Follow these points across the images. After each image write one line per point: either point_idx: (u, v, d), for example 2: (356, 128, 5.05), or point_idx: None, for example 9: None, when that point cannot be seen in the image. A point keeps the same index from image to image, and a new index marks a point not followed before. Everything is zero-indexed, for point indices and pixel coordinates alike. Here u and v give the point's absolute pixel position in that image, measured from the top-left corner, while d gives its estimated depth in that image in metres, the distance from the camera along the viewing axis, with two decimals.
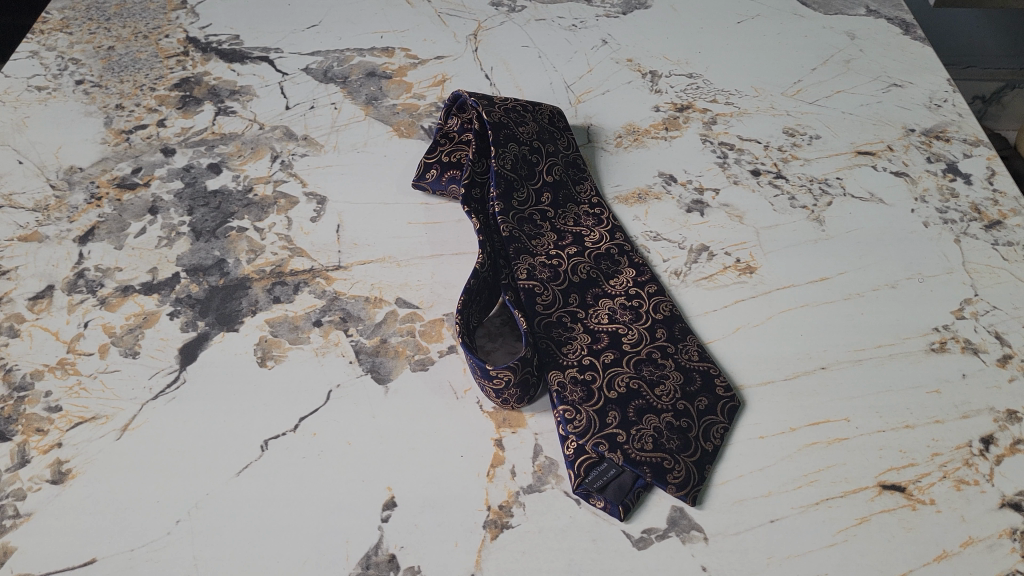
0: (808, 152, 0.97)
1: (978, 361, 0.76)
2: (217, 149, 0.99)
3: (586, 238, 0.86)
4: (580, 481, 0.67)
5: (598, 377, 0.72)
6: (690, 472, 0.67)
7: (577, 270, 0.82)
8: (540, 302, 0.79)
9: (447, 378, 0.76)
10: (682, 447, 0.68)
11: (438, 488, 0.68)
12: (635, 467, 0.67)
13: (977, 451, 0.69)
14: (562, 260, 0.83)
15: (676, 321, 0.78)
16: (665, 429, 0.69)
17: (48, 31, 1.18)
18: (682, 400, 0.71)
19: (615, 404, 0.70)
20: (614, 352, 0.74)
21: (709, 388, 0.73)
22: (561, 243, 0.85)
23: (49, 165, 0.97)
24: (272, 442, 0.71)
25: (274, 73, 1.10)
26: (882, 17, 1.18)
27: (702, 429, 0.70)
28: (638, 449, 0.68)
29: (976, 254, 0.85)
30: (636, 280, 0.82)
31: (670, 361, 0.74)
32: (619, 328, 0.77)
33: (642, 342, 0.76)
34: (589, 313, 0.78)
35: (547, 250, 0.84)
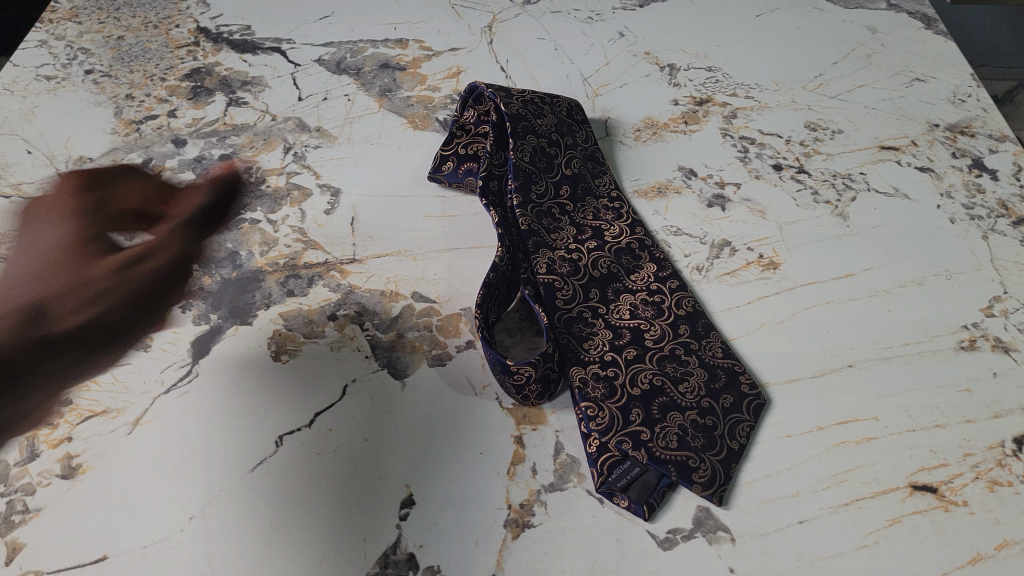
0: (830, 147, 0.95)
1: (1008, 360, 0.74)
2: (228, 140, 0.98)
3: (605, 234, 0.84)
4: (603, 479, 0.65)
5: (620, 374, 0.70)
6: (715, 471, 0.65)
7: (598, 265, 0.80)
8: (560, 296, 0.76)
9: (465, 374, 0.74)
10: (707, 446, 0.66)
11: (456, 487, 0.66)
12: (659, 466, 0.64)
13: (1010, 451, 0.68)
14: (582, 254, 0.81)
15: (698, 317, 0.77)
16: (689, 427, 0.67)
17: (57, 20, 1.16)
18: (706, 398, 0.69)
19: (638, 401, 0.68)
20: (636, 349, 0.72)
21: (733, 386, 0.71)
22: (581, 238, 0.83)
23: (58, 155, 0.96)
24: (286, 439, 0.69)
25: (286, 64, 1.09)
26: (903, 11, 1.16)
27: (728, 427, 0.68)
28: (661, 448, 0.65)
29: (1005, 251, 0.83)
30: (657, 275, 0.80)
31: (693, 358, 0.72)
32: (642, 323, 0.75)
33: (665, 338, 0.74)
34: (610, 308, 0.76)
35: (568, 243, 0.82)
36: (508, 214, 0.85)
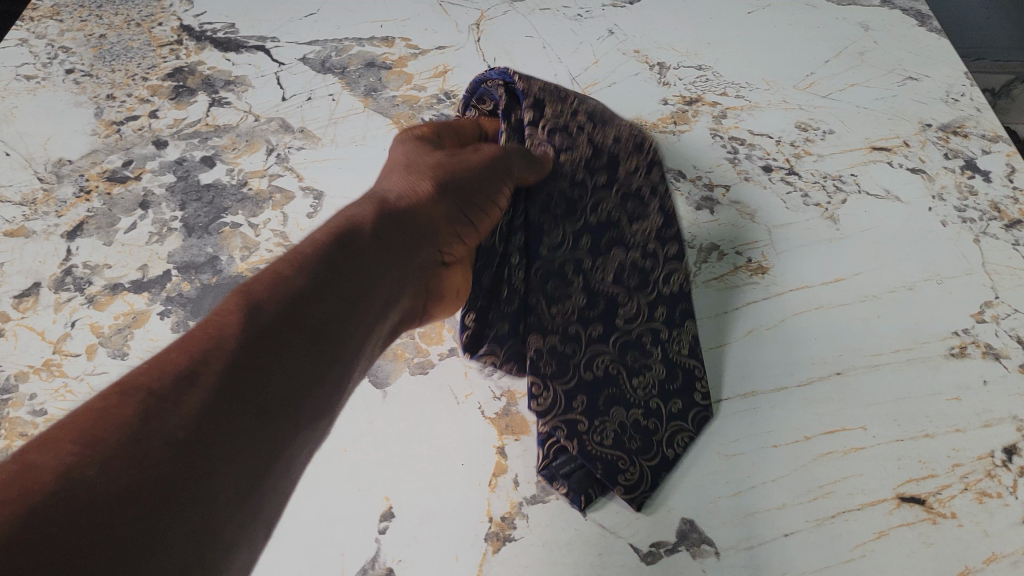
0: (820, 147, 0.94)
1: (999, 367, 0.72)
2: (210, 141, 0.97)
3: (620, 163, 0.73)
4: (546, 463, 0.66)
5: (578, 354, 0.68)
6: (643, 476, 0.65)
7: (599, 209, 0.70)
8: (547, 242, 0.67)
9: (447, 382, 0.73)
10: (643, 449, 0.66)
11: (437, 500, 0.65)
12: (589, 462, 0.65)
13: (1000, 462, 0.66)
14: (584, 192, 0.69)
15: (681, 300, 0.74)
16: (630, 428, 0.67)
17: (38, 19, 1.15)
18: (656, 398, 0.69)
19: (585, 387, 0.67)
20: (603, 326, 0.70)
21: (687, 390, 0.71)
22: (592, 164, 0.71)
23: (37, 157, 0.95)
24: None
25: (270, 63, 1.07)
26: (896, 8, 1.14)
27: (669, 434, 0.68)
28: (595, 443, 0.65)
29: (997, 255, 0.81)
30: (659, 232, 0.74)
31: (658, 350, 0.71)
32: (621, 294, 0.71)
33: (637, 319, 0.71)
34: (597, 263, 0.70)
35: (575, 169, 0.69)
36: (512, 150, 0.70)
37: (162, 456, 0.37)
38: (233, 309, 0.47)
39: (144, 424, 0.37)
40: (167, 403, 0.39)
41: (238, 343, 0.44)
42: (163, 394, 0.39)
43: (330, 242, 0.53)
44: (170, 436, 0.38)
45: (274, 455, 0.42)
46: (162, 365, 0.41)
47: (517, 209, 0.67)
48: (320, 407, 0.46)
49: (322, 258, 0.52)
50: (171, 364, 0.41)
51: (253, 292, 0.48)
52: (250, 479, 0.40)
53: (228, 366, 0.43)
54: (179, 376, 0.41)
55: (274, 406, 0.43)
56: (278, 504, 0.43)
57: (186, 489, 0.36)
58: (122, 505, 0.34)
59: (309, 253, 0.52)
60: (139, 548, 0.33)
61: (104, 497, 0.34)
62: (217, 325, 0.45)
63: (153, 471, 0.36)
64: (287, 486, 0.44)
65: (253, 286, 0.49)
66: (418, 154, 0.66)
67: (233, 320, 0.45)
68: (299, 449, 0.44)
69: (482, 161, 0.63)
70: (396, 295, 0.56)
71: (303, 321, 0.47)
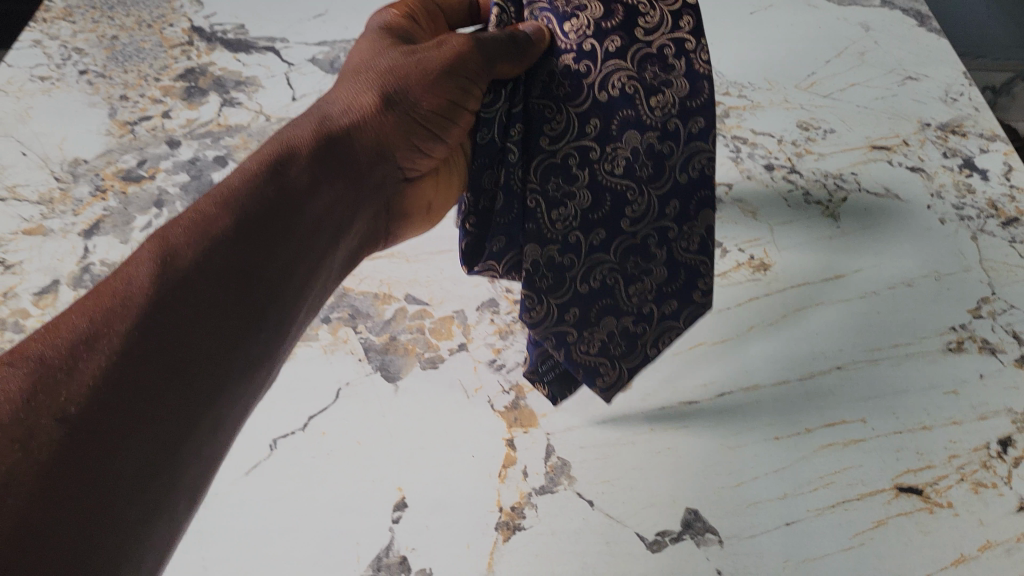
0: (821, 146, 0.96)
1: (995, 361, 0.74)
2: (222, 141, 0.99)
3: (641, 17, 0.59)
4: (533, 367, 0.68)
5: (575, 265, 0.64)
6: (621, 377, 0.69)
7: (608, 84, 0.59)
8: (547, 133, 0.61)
9: (457, 376, 0.75)
10: (626, 352, 0.69)
11: (449, 490, 0.67)
12: (572, 366, 0.67)
13: (995, 453, 0.68)
14: (591, 67, 0.59)
15: (700, 187, 0.63)
16: (618, 335, 0.68)
17: (51, 20, 1.17)
18: (651, 302, 0.67)
19: (580, 301, 0.65)
20: (606, 230, 0.63)
21: (687, 289, 0.67)
22: (603, 25, 0.59)
23: (53, 157, 0.96)
24: (281, 442, 0.70)
25: (279, 64, 1.09)
26: (897, 8, 1.15)
27: (656, 335, 0.69)
28: (582, 351, 0.67)
29: (994, 252, 0.83)
30: (684, 101, 0.60)
31: (663, 251, 0.65)
32: (630, 189, 0.62)
33: (645, 218, 0.64)
34: (605, 153, 0.61)
35: (583, 38, 0.59)
36: (513, 20, 0.63)
37: (49, 443, 0.35)
38: (145, 258, 0.44)
39: (31, 400, 0.36)
40: (57, 372, 0.37)
41: (145, 295, 0.41)
42: (55, 363, 0.38)
43: (257, 180, 0.50)
44: (59, 416, 0.36)
45: (188, 422, 0.40)
46: (59, 330, 0.40)
47: (513, 101, 0.60)
48: (248, 358, 0.44)
49: (251, 204, 0.48)
50: (68, 328, 0.39)
51: (171, 233, 0.45)
52: (158, 450, 0.38)
53: (132, 324, 0.40)
54: (76, 342, 0.39)
55: (188, 362, 0.41)
56: (205, 464, 0.42)
57: (78, 472, 0.35)
58: (0, 504, 0.33)
59: (239, 194, 0.49)
60: (23, 545, 0.32)
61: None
62: (128, 273, 0.43)
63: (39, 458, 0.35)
64: (217, 443, 0.43)
65: (171, 228, 0.46)
66: (372, 59, 0.64)
67: (146, 268, 0.43)
68: (225, 401, 0.43)
69: (448, 59, 0.60)
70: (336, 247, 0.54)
71: (225, 264, 0.45)
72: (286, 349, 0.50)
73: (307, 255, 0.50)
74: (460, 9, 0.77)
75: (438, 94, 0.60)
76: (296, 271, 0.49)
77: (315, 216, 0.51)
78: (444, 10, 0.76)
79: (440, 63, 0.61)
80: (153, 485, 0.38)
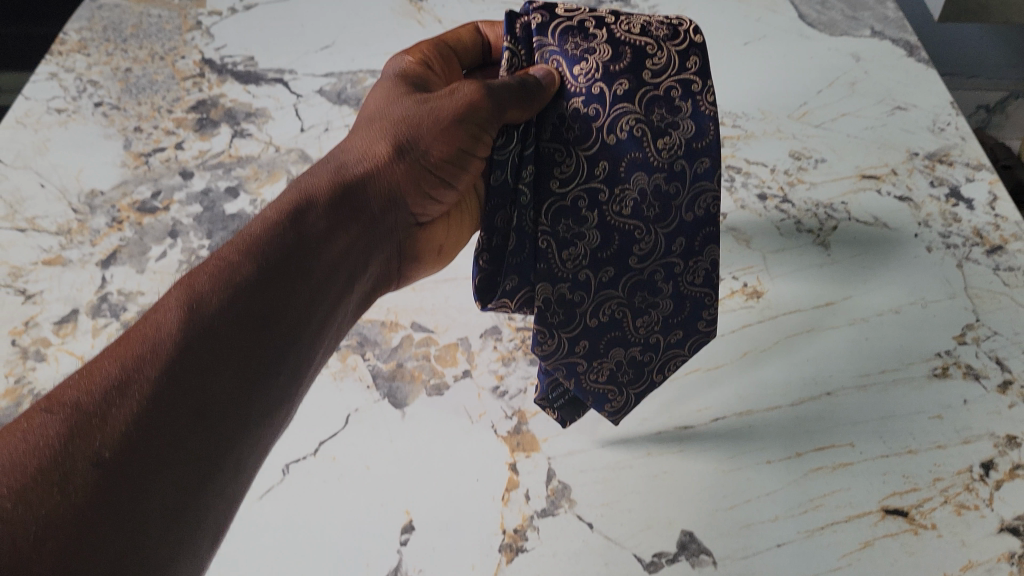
0: (813, 176, 0.99)
1: (979, 387, 0.77)
2: (233, 172, 1.02)
3: (648, 62, 0.64)
4: (544, 395, 0.73)
5: (585, 301, 0.67)
6: (628, 403, 0.73)
7: (617, 127, 0.63)
8: (557, 176, 0.64)
9: (461, 403, 0.78)
10: (633, 380, 0.72)
11: (455, 514, 0.70)
12: (582, 395, 0.71)
13: (978, 476, 0.71)
14: (600, 110, 0.64)
15: (706, 224, 0.66)
16: (625, 364, 0.71)
17: (66, 53, 1.20)
18: (657, 333, 0.70)
19: (589, 334, 0.69)
20: (614, 268, 0.66)
21: (692, 319, 0.70)
22: (611, 68, 0.64)
23: (70, 189, 1.00)
24: (293, 466, 0.73)
25: (288, 95, 1.13)
26: (886, 39, 1.19)
27: (662, 362, 0.72)
28: (591, 380, 0.71)
29: (978, 279, 0.86)
30: (690, 142, 0.64)
31: (669, 286, 0.68)
32: (637, 228, 0.65)
33: (652, 256, 0.66)
34: (614, 194, 0.64)
35: (592, 81, 0.64)
36: (523, 65, 0.66)
37: (86, 484, 0.38)
38: (171, 305, 0.47)
39: (68, 443, 0.39)
40: (91, 417, 0.40)
41: (173, 343, 0.45)
42: (89, 408, 0.41)
43: (277, 228, 0.54)
44: (94, 459, 0.39)
45: (212, 462, 0.43)
46: (92, 376, 0.43)
47: (525, 143, 0.64)
48: (268, 400, 0.48)
49: (269, 252, 0.52)
50: (101, 374, 0.42)
51: (196, 281, 0.49)
52: (185, 491, 0.41)
53: (161, 370, 0.43)
54: (108, 387, 0.42)
55: (212, 407, 0.44)
56: (227, 503, 0.45)
57: (113, 512, 0.38)
58: (42, 544, 0.35)
59: (258, 242, 0.52)
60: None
61: (24, 537, 0.35)
62: (155, 322, 0.46)
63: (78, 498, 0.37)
64: (237, 482, 0.46)
65: (197, 275, 0.49)
66: (385, 104, 0.68)
67: (172, 317, 0.46)
68: (246, 443, 0.46)
69: (458, 105, 0.64)
70: (348, 287, 0.57)
71: (247, 310, 0.48)
72: (302, 390, 0.53)
73: (322, 298, 0.53)
74: (471, 50, 0.81)
75: (448, 142, 0.65)
76: (313, 314, 0.52)
77: (329, 261, 0.55)
78: (455, 49, 0.80)
79: (451, 111, 0.65)
80: (182, 521, 0.41)
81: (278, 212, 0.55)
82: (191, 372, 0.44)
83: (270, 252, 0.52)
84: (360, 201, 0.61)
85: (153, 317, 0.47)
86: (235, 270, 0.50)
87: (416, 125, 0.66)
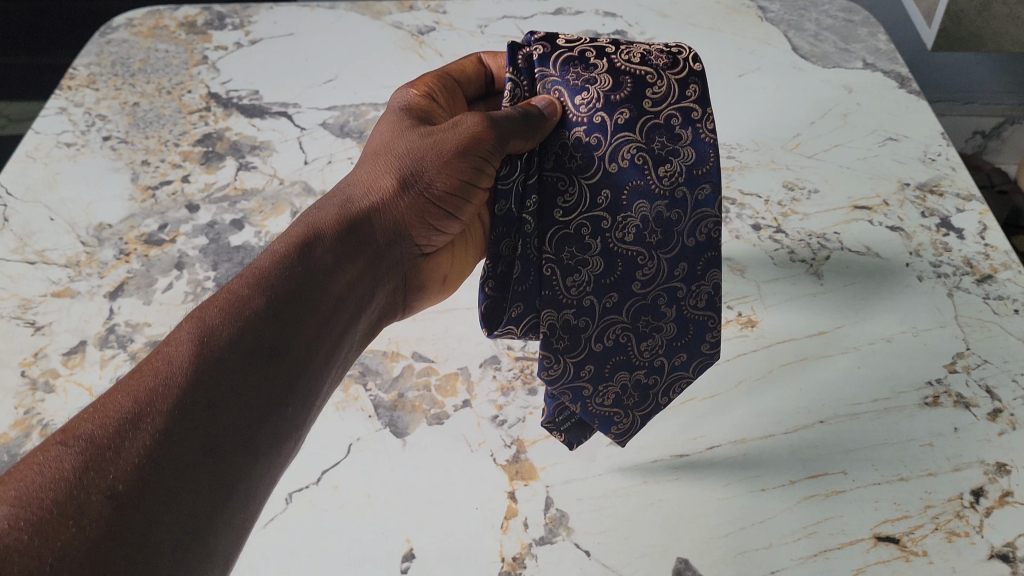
0: (806, 206, 1.01)
1: (969, 415, 0.78)
2: (238, 205, 1.04)
3: (648, 91, 0.66)
4: (550, 419, 0.73)
5: (590, 326, 0.69)
6: (634, 424, 0.74)
7: (618, 156, 0.66)
8: (561, 205, 0.67)
9: (461, 431, 0.80)
10: (638, 403, 0.73)
11: (455, 542, 0.71)
12: (588, 418, 0.72)
13: (968, 503, 0.72)
14: (602, 139, 0.66)
15: (707, 250, 0.68)
16: (631, 386, 0.72)
17: (76, 88, 1.23)
18: (661, 356, 0.72)
19: (594, 359, 0.70)
20: (618, 293, 0.68)
21: (695, 342, 0.72)
22: (612, 98, 0.66)
23: (79, 222, 1.02)
24: (296, 495, 0.75)
25: (292, 128, 1.15)
26: (877, 71, 1.22)
27: (666, 385, 0.73)
28: (597, 404, 0.72)
29: (969, 308, 0.88)
30: (690, 169, 0.67)
31: (673, 310, 0.70)
32: (640, 254, 0.68)
33: (655, 280, 0.69)
34: (616, 221, 0.67)
35: (593, 111, 0.66)
36: (525, 95, 0.69)
37: (101, 515, 0.40)
38: (182, 339, 0.49)
39: (83, 476, 0.41)
40: (106, 451, 0.42)
41: (184, 377, 0.47)
42: (103, 442, 0.43)
43: (286, 261, 0.56)
44: (108, 491, 0.41)
45: (221, 493, 0.45)
46: (106, 410, 0.44)
47: (529, 172, 0.67)
48: (276, 431, 0.49)
49: (277, 285, 0.54)
50: (115, 408, 0.44)
51: (207, 315, 0.51)
52: (196, 521, 0.43)
53: (172, 403, 0.45)
54: (122, 421, 0.44)
55: (222, 439, 0.46)
56: (237, 533, 0.46)
57: (127, 544, 0.39)
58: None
59: (267, 275, 0.54)
60: None
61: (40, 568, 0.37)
62: (168, 356, 0.48)
63: (93, 531, 0.39)
64: (247, 513, 0.47)
65: (208, 309, 0.51)
66: (391, 138, 0.70)
67: (184, 351, 0.48)
68: (255, 474, 0.47)
69: (462, 137, 0.66)
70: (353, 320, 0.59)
71: (256, 343, 0.50)
72: (311, 419, 0.55)
73: (328, 331, 0.55)
74: (473, 80, 0.83)
75: (453, 174, 0.67)
76: (320, 347, 0.54)
77: (335, 295, 0.57)
78: (458, 79, 0.82)
79: (454, 143, 0.67)
80: (193, 552, 0.42)
81: (285, 245, 0.57)
82: (201, 405, 0.46)
83: (278, 286, 0.54)
84: (365, 234, 0.63)
85: (166, 351, 0.48)
86: (245, 304, 0.52)
87: (422, 158, 0.68)
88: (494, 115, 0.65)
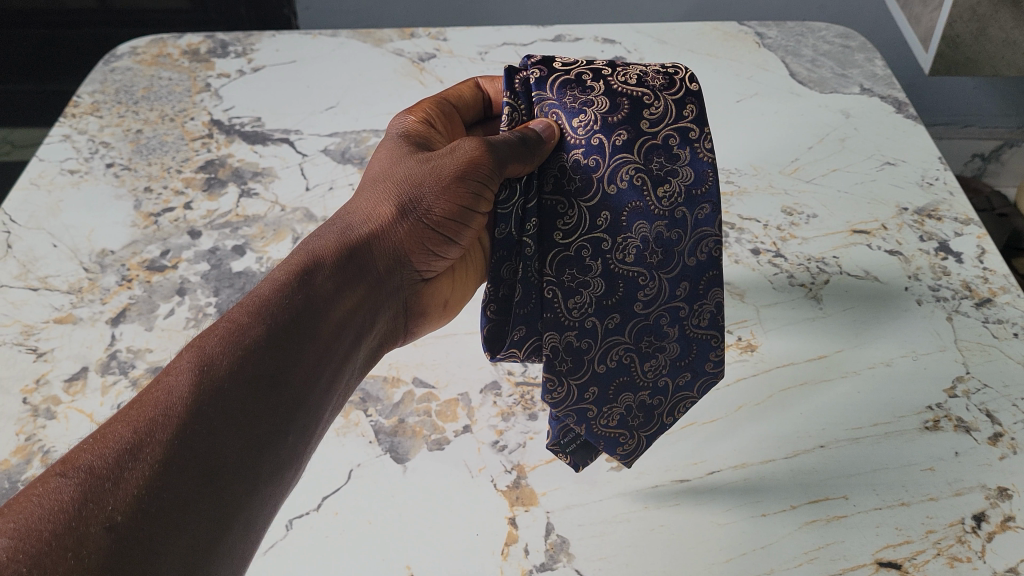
0: (805, 230, 1.02)
1: (969, 439, 0.78)
2: (240, 231, 1.05)
3: (646, 112, 0.67)
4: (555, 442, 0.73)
5: (593, 348, 0.69)
6: (640, 445, 0.74)
7: (618, 177, 0.66)
8: (561, 227, 0.67)
9: (461, 457, 0.80)
10: (643, 424, 0.73)
11: (455, 568, 0.71)
12: (594, 440, 0.72)
13: (970, 528, 0.72)
14: (600, 161, 0.66)
15: (708, 269, 0.68)
16: (635, 407, 0.72)
17: (79, 115, 1.24)
18: (665, 376, 0.72)
19: (597, 381, 0.70)
20: (620, 314, 0.69)
21: (699, 361, 0.72)
22: (610, 119, 0.66)
23: (81, 248, 1.03)
24: (296, 522, 0.74)
25: (294, 155, 1.16)
26: (874, 96, 1.23)
27: (671, 406, 0.74)
28: (602, 425, 0.72)
29: (968, 332, 0.88)
30: (690, 189, 0.67)
31: (675, 330, 0.70)
32: (641, 275, 0.68)
33: (657, 300, 0.69)
34: (617, 243, 0.67)
35: (592, 132, 0.67)
36: (524, 118, 0.69)
37: (101, 545, 0.40)
38: (183, 368, 0.49)
39: (82, 507, 0.41)
40: (104, 482, 0.42)
41: (183, 407, 0.47)
42: (103, 473, 0.43)
43: (286, 288, 0.56)
44: (107, 522, 0.41)
45: (221, 523, 0.45)
46: (105, 440, 0.45)
47: (528, 196, 0.67)
48: (276, 459, 0.49)
49: (277, 313, 0.54)
50: (114, 439, 0.44)
51: (207, 343, 0.51)
52: (195, 551, 0.43)
53: (172, 432, 0.45)
54: (121, 451, 0.44)
55: (221, 469, 0.46)
56: (237, 563, 0.46)
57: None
58: None
59: (266, 303, 0.54)
60: None
61: None
62: (167, 386, 0.48)
63: (91, 563, 0.39)
64: (247, 541, 0.47)
65: (208, 337, 0.52)
66: (390, 164, 0.71)
67: (184, 381, 0.48)
68: (255, 503, 0.48)
69: (460, 161, 0.67)
70: (352, 347, 0.59)
71: (255, 371, 0.50)
72: (311, 447, 0.55)
73: (328, 358, 0.55)
74: (472, 104, 0.84)
75: (452, 198, 0.67)
76: (319, 374, 0.54)
77: (334, 323, 0.57)
78: (456, 104, 0.83)
79: (453, 168, 0.67)
80: None
81: (286, 273, 0.57)
82: (201, 434, 0.46)
83: (278, 314, 0.54)
84: (365, 261, 0.64)
85: (167, 380, 0.49)
86: (245, 332, 0.52)
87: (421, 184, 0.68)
88: (492, 139, 0.65)
